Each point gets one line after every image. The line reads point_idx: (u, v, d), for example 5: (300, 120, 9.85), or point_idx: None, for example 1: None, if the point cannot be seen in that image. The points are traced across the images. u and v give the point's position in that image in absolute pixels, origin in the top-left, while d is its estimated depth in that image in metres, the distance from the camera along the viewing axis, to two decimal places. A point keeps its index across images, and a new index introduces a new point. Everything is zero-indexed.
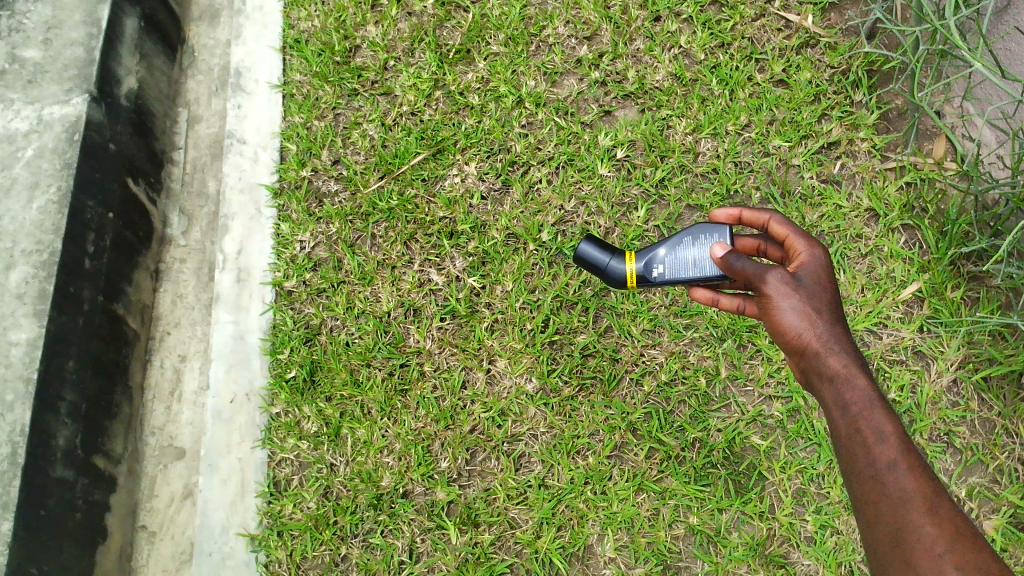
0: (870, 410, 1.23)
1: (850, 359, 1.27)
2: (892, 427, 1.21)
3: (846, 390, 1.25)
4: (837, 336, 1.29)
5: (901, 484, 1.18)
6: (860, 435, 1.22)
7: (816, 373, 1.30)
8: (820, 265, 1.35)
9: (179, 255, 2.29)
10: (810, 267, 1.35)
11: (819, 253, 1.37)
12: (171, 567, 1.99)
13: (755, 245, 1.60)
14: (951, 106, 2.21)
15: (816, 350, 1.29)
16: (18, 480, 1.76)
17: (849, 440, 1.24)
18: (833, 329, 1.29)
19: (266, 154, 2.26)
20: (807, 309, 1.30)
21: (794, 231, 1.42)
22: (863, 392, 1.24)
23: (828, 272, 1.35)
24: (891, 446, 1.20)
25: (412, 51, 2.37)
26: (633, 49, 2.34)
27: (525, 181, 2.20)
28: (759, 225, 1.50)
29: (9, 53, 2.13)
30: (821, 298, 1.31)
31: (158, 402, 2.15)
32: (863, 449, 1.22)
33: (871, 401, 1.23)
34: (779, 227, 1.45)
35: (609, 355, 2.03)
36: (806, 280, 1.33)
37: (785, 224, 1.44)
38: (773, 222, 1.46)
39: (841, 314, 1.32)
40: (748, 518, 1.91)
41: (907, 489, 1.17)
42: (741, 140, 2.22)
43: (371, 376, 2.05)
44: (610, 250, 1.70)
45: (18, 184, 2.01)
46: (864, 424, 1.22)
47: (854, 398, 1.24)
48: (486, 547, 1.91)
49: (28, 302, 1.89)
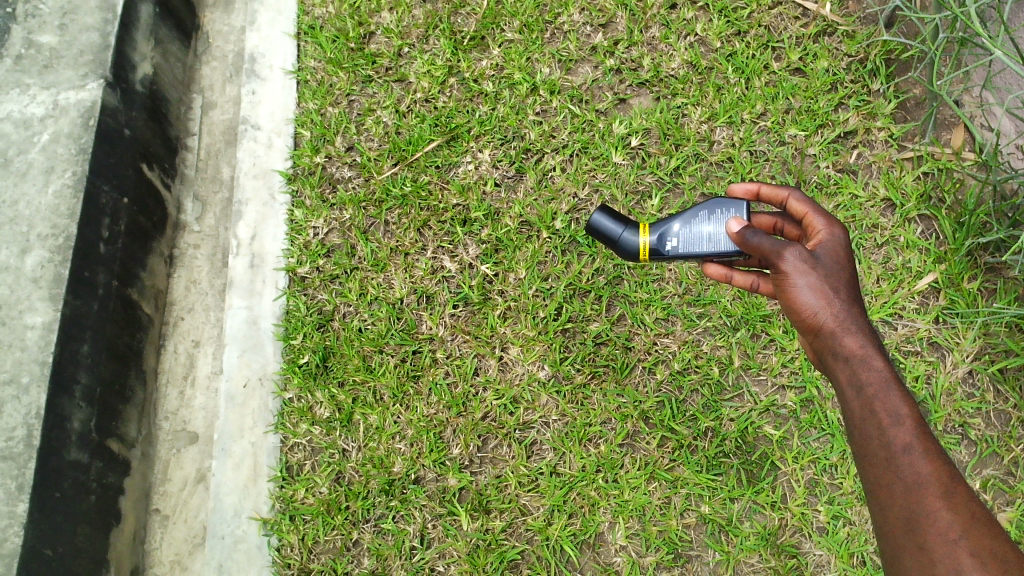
0: (886, 392, 1.22)
1: (867, 340, 1.27)
2: (908, 409, 1.21)
3: (862, 371, 1.25)
4: (854, 316, 1.29)
5: (916, 467, 1.17)
6: (875, 417, 1.22)
7: (832, 353, 1.30)
8: (839, 244, 1.36)
9: (192, 240, 2.31)
10: (829, 245, 1.36)
11: (838, 232, 1.38)
12: (184, 550, 2.00)
13: (772, 222, 1.59)
14: (970, 95, 2.20)
15: (833, 330, 1.29)
16: (33, 462, 1.77)
17: (864, 421, 1.23)
18: (849, 308, 1.29)
19: (280, 140, 2.27)
20: (824, 287, 1.30)
21: (814, 209, 1.43)
22: (880, 372, 1.24)
23: (846, 251, 1.36)
24: (907, 429, 1.20)
25: (426, 38, 2.37)
26: (649, 36, 2.33)
27: (539, 169, 2.20)
28: (778, 202, 1.51)
29: (26, 39, 2.14)
30: (839, 278, 1.31)
31: (172, 386, 2.16)
32: (878, 432, 1.21)
33: (887, 382, 1.23)
34: (797, 204, 1.46)
35: (622, 343, 2.03)
36: (824, 258, 1.33)
37: (805, 201, 1.45)
38: (792, 199, 1.47)
39: (858, 294, 1.32)
40: (760, 508, 1.90)
41: (921, 472, 1.16)
42: (757, 129, 2.20)
43: (384, 363, 2.05)
44: (623, 222, 1.67)
45: (33, 168, 2.01)
46: (880, 406, 1.22)
47: (870, 378, 1.24)
48: (498, 533, 1.90)
49: (44, 286, 1.90)
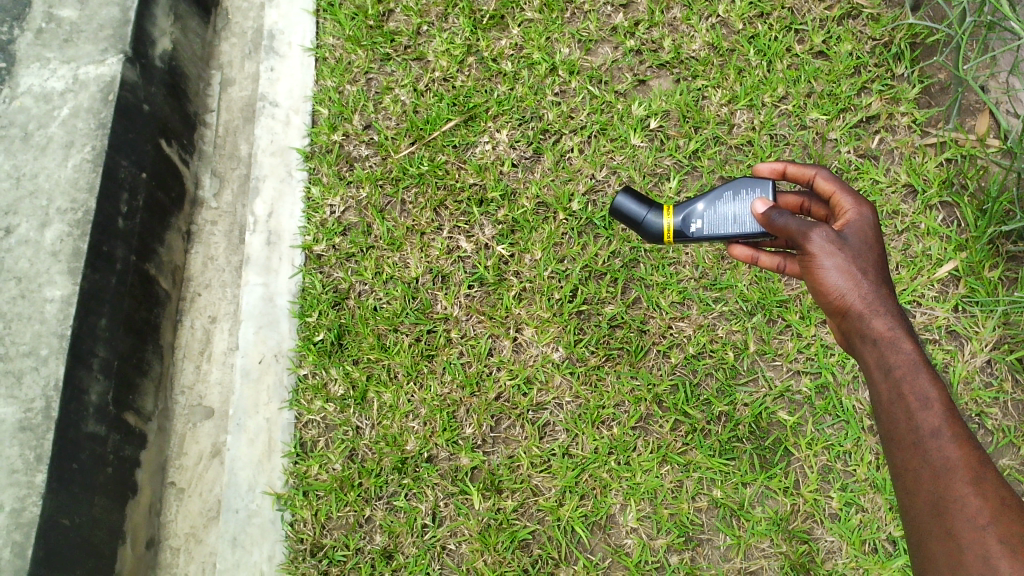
0: (915, 375, 1.22)
1: (896, 323, 1.26)
2: (938, 393, 1.20)
3: (891, 353, 1.25)
4: (883, 298, 1.28)
5: (945, 452, 1.16)
6: (903, 400, 1.22)
7: (860, 334, 1.30)
8: (867, 224, 1.34)
9: (210, 216, 2.32)
10: (857, 225, 1.34)
11: (866, 212, 1.35)
12: (200, 524, 2.02)
13: (798, 202, 1.58)
14: (996, 81, 2.15)
15: (861, 312, 1.28)
16: (52, 433, 1.78)
17: (892, 404, 1.23)
18: (877, 290, 1.28)
19: (298, 118, 2.27)
20: (851, 267, 1.29)
21: (842, 188, 1.41)
22: (908, 355, 1.23)
23: (875, 230, 1.34)
24: (935, 413, 1.19)
25: (445, 16, 2.37)
26: (670, 17, 2.31)
27: (557, 150, 2.19)
28: (804, 181, 1.49)
29: (46, 13, 2.14)
30: (867, 258, 1.30)
31: (188, 361, 2.18)
32: (906, 416, 1.21)
33: (915, 365, 1.22)
34: (825, 183, 1.44)
35: (637, 326, 2.02)
36: (852, 238, 1.32)
37: (832, 180, 1.43)
38: (819, 178, 1.45)
39: (887, 275, 1.31)
40: (772, 493, 1.89)
41: (950, 456, 1.16)
42: (778, 113, 2.18)
43: (398, 341, 2.05)
44: (648, 204, 1.67)
45: (53, 142, 2.01)
46: (908, 389, 1.21)
47: (899, 361, 1.23)
48: (509, 513, 1.91)
49: (63, 259, 1.91)
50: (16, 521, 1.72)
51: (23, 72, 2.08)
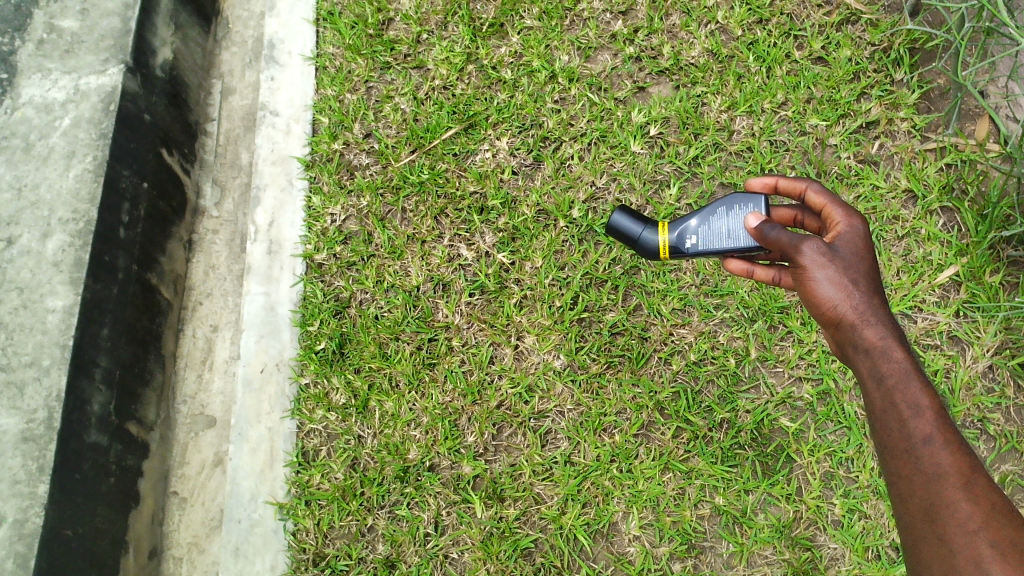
0: (907, 383, 1.21)
1: (888, 332, 1.26)
2: (929, 400, 1.19)
3: (883, 362, 1.24)
4: (874, 308, 1.28)
5: (936, 458, 1.16)
6: (895, 408, 1.21)
7: (852, 345, 1.29)
8: (858, 236, 1.35)
9: (211, 226, 2.32)
10: (847, 237, 1.35)
11: (857, 223, 1.36)
12: (202, 534, 2.02)
13: (792, 214, 1.59)
14: (996, 85, 2.16)
15: (853, 322, 1.29)
16: (54, 443, 1.78)
17: (884, 412, 1.22)
18: (869, 300, 1.28)
19: (298, 126, 2.27)
20: (843, 279, 1.29)
21: (832, 200, 1.40)
22: (900, 364, 1.23)
23: (866, 243, 1.34)
24: (926, 421, 1.18)
25: (445, 24, 2.37)
26: (669, 24, 2.32)
27: (557, 157, 2.19)
28: (796, 194, 1.50)
29: (48, 24, 2.15)
30: (858, 269, 1.30)
31: (190, 370, 2.18)
32: (899, 424, 1.20)
33: (907, 373, 1.22)
34: (815, 196, 1.43)
35: (638, 334, 2.02)
36: (842, 251, 1.32)
37: (822, 193, 1.42)
38: (810, 191, 1.45)
39: (879, 285, 1.31)
40: (775, 500, 1.89)
41: (941, 462, 1.15)
42: (777, 118, 2.18)
43: (399, 350, 2.05)
44: (643, 221, 1.68)
45: (54, 153, 2.02)
46: (900, 397, 1.21)
47: (890, 370, 1.23)
48: (512, 521, 1.90)
49: (65, 269, 1.91)
50: (18, 533, 1.71)
51: (24, 82, 2.09)
